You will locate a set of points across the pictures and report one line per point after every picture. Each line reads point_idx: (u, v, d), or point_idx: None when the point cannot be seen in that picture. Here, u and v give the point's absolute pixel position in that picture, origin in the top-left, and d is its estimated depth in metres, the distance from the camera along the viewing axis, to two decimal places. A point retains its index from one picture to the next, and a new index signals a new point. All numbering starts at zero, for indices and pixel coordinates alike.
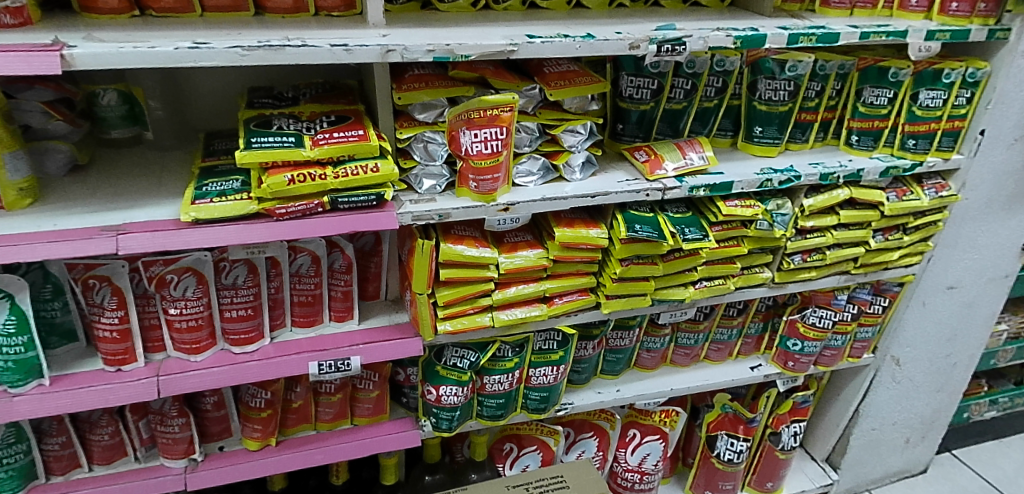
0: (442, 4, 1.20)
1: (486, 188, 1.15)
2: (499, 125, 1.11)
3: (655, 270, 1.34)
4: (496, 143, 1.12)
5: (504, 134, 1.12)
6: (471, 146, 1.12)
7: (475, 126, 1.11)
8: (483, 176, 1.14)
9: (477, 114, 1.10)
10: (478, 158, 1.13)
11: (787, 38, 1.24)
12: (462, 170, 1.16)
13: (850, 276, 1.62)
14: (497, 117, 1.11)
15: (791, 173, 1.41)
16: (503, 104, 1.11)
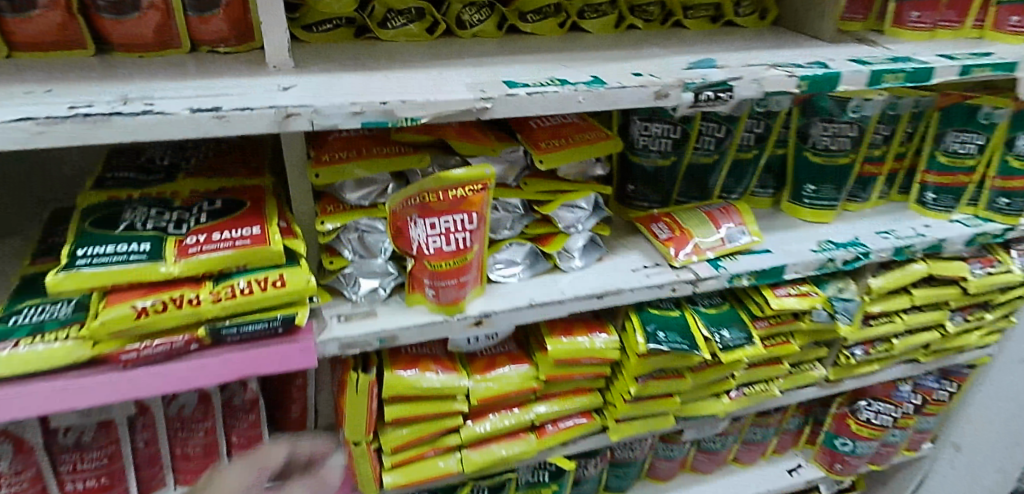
0: (385, 31, 0.85)
1: (449, 297, 0.81)
2: (466, 211, 0.77)
3: (682, 385, 1.01)
4: (462, 235, 0.78)
5: (474, 223, 0.78)
6: (426, 242, 0.77)
7: (430, 213, 0.77)
8: (444, 282, 0.79)
9: (433, 197, 0.76)
10: (436, 258, 0.78)
11: (868, 77, 0.90)
12: (413, 272, 0.82)
13: (917, 364, 1.30)
14: (462, 201, 0.76)
15: (859, 248, 1.07)
16: (470, 181, 0.76)
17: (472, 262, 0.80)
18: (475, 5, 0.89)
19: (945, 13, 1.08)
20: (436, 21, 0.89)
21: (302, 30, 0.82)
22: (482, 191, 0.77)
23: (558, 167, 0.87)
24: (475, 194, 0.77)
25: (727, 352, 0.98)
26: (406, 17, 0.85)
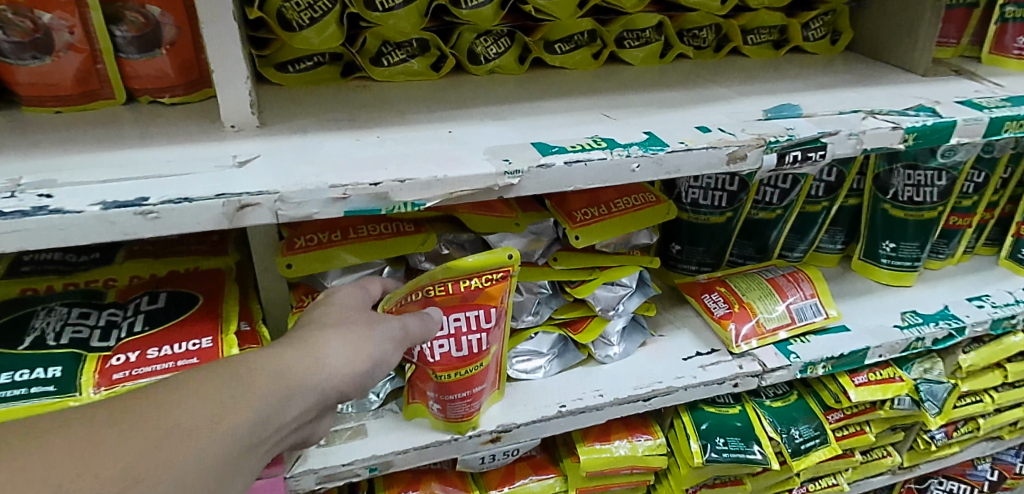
0: (379, 69, 0.69)
1: (460, 414, 0.64)
2: (482, 307, 0.60)
3: (741, 492, 0.84)
4: (477, 336, 0.61)
5: (491, 322, 0.61)
6: (430, 346, 0.61)
7: (436, 310, 0.60)
8: (452, 396, 0.62)
9: (440, 289, 0.59)
10: (443, 366, 0.61)
11: (987, 126, 0.73)
12: (414, 380, 0.64)
13: (1001, 441, 1.12)
14: (477, 293, 0.59)
15: (952, 323, 0.89)
16: (487, 269, 0.59)
17: (490, 368, 0.63)
18: (491, 34, 0.72)
19: None
20: (443, 55, 0.72)
21: (276, 70, 0.66)
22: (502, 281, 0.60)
23: (598, 242, 0.70)
24: (492, 285, 0.59)
25: (798, 457, 0.83)
26: (406, 51, 0.69)
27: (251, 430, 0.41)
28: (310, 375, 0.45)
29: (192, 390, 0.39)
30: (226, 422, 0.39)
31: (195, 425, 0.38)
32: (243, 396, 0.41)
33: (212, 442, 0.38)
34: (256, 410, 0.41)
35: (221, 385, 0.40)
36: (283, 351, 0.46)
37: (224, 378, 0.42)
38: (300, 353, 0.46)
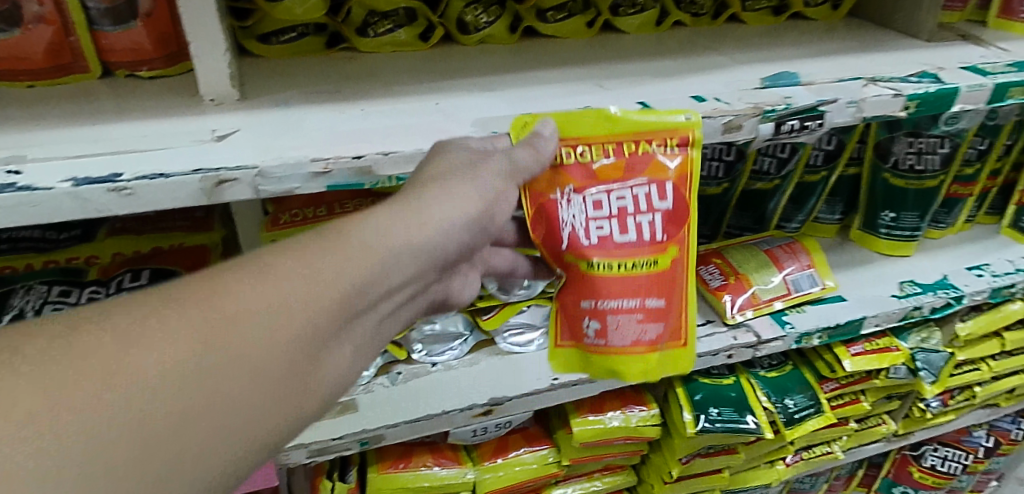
0: (364, 39, 0.67)
1: (626, 331, 0.58)
2: (650, 183, 0.54)
3: (735, 461, 0.85)
4: (649, 220, 0.55)
5: (666, 202, 0.55)
6: (587, 227, 0.55)
7: (595, 187, 0.54)
8: (621, 301, 0.57)
9: (600, 160, 0.54)
10: (605, 258, 0.56)
11: (990, 92, 0.72)
12: (568, 290, 0.59)
13: (997, 408, 1.13)
14: (645, 165, 0.54)
15: (950, 292, 0.89)
16: (664, 132, 0.54)
17: (670, 270, 0.57)
18: (480, 2, 0.70)
19: None
20: (431, 24, 0.70)
21: (258, 42, 0.65)
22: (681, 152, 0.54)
23: None
24: (664, 153, 0.54)
25: (791, 426, 0.83)
26: (392, 21, 0.67)
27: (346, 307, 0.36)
28: (411, 248, 0.40)
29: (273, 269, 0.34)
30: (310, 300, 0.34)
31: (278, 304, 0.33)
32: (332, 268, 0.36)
33: (301, 322, 0.34)
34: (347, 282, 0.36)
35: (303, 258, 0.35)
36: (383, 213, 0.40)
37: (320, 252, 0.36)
38: (397, 217, 0.40)
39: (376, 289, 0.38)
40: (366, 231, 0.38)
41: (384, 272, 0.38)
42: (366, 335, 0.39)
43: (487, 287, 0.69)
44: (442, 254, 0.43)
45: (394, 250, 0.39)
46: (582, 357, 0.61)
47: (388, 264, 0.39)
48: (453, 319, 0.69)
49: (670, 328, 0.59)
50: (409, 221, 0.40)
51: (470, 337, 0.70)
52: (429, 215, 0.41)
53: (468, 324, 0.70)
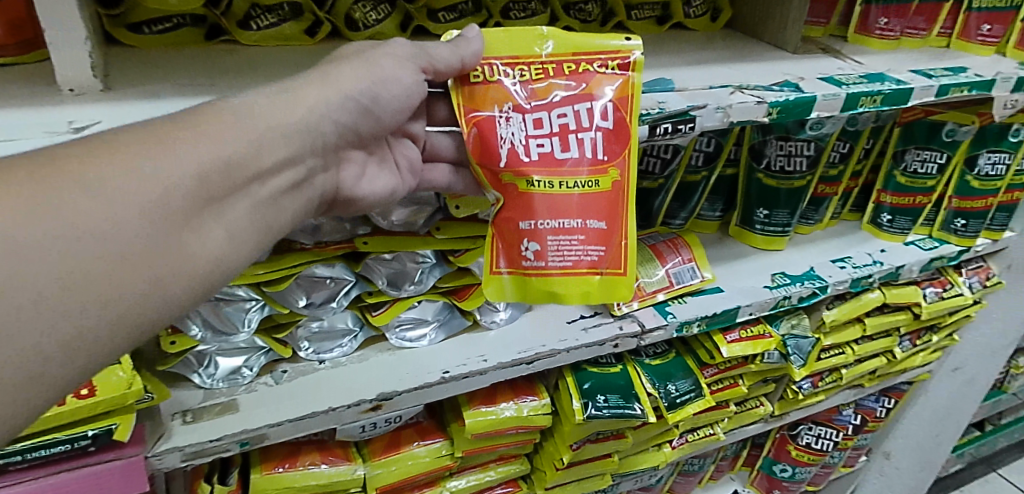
0: (247, 32, 0.67)
1: (565, 252, 0.59)
2: (591, 101, 0.57)
3: (622, 445, 0.90)
4: (589, 138, 0.57)
5: (608, 122, 0.57)
6: (526, 146, 0.57)
7: (537, 108, 0.57)
8: (559, 222, 0.58)
9: (539, 82, 0.57)
10: (544, 177, 0.57)
11: (844, 101, 0.78)
12: (505, 209, 0.59)
13: (862, 389, 1.24)
14: (585, 85, 0.57)
15: (816, 283, 0.97)
16: (604, 53, 0.57)
17: (613, 191, 0.58)
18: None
19: (912, 19, 0.96)
20: (319, 19, 0.69)
21: (129, 31, 0.63)
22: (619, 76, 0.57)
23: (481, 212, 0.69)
24: (603, 74, 0.57)
25: (673, 410, 0.88)
26: (277, 15, 0.66)
27: (210, 181, 0.40)
28: (274, 135, 0.44)
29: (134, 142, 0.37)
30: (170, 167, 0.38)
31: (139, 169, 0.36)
32: (193, 144, 0.40)
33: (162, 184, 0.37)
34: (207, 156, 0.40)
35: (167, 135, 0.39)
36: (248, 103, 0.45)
37: (184, 131, 0.40)
38: (257, 108, 0.45)
39: (243, 167, 0.42)
40: (225, 117, 0.43)
41: (251, 153, 0.43)
42: (240, 218, 0.42)
43: (375, 282, 0.69)
44: (309, 143, 0.48)
45: (255, 134, 0.43)
46: (521, 283, 0.62)
47: (255, 145, 0.43)
48: (341, 316, 0.70)
49: (611, 252, 0.60)
50: (270, 111, 0.45)
51: (361, 333, 0.72)
52: (289, 107, 0.46)
53: (357, 320, 0.71)
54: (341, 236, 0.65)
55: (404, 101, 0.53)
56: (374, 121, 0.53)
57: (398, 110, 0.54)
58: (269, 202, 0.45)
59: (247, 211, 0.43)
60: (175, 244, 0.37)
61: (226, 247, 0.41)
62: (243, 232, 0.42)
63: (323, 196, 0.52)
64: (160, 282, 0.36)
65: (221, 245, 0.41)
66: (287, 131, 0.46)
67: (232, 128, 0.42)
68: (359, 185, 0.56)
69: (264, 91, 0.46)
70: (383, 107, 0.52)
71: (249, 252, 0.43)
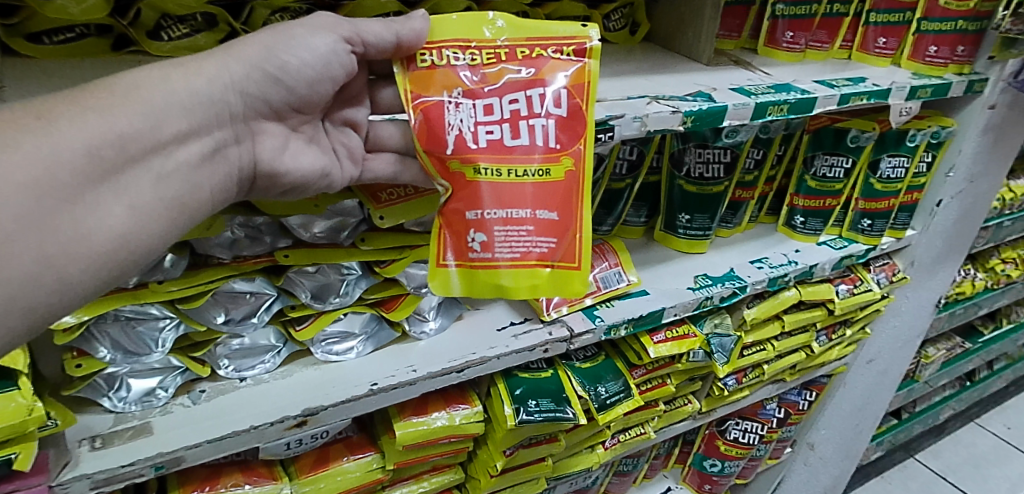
0: (157, 43, 0.64)
1: (513, 244, 0.60)
2: (544, 86, 0.58)
3: (556, 448, 0.91)
4: (541, 126, 0.58)
5: (561, 109, 0.58)
6: (475, 132, 0.57)
7: (487, 93, 0.57)
8: (507, 212, 0.59)
9: (491, 66, 0.58)
10: (492, 164, 0.58)
11: (753, 110, 0.82)
12: (454, 196, 0.60)
13: (784, 383, 1.30)
14: (537, 71, 0.58)
15: (736, 283, 1.01)
16: (560, 38, 0.58)
17: (565, 180, 0.59)
18: (287, 11, 0.68)
19: (816, 33, 1.03)
20: (234, 30, 0.67)
21: (28, 42, 0.61)
22: (576, 60, 0.58)
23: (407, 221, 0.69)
24: (559, 57, 0.58)
25: (604, 411, 0.90)
26: (189, 25, 0.64)
27: (102, 156, 0.42)
28: (172, 110, 0.46)
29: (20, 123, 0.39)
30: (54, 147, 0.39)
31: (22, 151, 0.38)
32: (82, 121, 0.41)
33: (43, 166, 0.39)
34: (97, 134, 0.41)
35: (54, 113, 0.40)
36: (148, 74, 0.46)
37: (75, 107, 0.41)
38: (155, 79, 0.46)
39: (139, 140, 0.44)
40: (120, 90, 0.44)
41: (148, 127, 0.44)
42: (143, 192, 0.45)
43: (299, 296, 0.68)
44: (214, 114, 0.49)
45: (152, 104, 0.45)
46: (468, 275, 0.62)
47: (151, 118, 0.45)
48: (263, 333, 0.68)
49: (562, 244, 0.61)
50: (169, 82, 0.46)
51: (285, 349, 0.71)
52: (189, 77, 0.47)
53: (280, 336, 0.70)
54: (261, 249, 0.64)
55: (319, 70, 0.53)
56: (286, 91, 0.53)
57: (313, 79, 0.53)
58: (176, 174, 0.47)
59: (150, 185, 0.45)
60: (66, 222, 0.40)
61: (129, 221, 0.44)
62: (147, 207, 0.45)
63: (241, 171, 0.53)
64: (49, 260, 0.39)
65: (123, 220, 0.43)
66: (188, 103, 0.47)
67: (126, 102, 0.44)
68: (281, 157, 0.56)
69: (164, 62, 0.47)
70: (294, 76, 0.52)
71: (158, 224, 0.46)
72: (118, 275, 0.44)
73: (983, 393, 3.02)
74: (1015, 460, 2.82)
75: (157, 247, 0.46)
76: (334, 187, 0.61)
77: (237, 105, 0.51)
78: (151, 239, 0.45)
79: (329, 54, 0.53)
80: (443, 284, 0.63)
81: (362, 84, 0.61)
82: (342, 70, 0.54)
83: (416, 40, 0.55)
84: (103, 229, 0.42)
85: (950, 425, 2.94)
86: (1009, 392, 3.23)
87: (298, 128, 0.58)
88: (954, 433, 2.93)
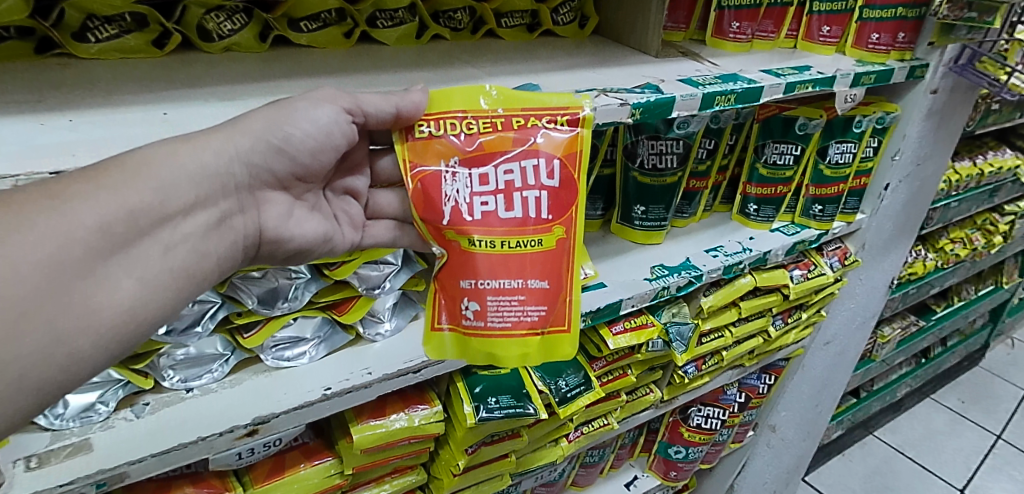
0: (85, 45, 0.62)
1: (504, 313, 0.65)
2: (537, 160, 0.63)
3: (518, 444, 0.91)
4: (533, 197, 0.64)
5: (552, 181, 0.64)
6: (470, 203, 0.63)
7: (482, 164, 0.63)
8: (500, 282, 0.64)
9: (487, 135, 0.63)
10: (485, 236, 0.63)
11: (701, 101, 0.80)
12: (450, 262, 0.65)
13: (743, 369, 1.33)
14: (531, 142, 0.64)
15: (692, 272, 1.02)
16: (553, 110, 0.65)
17: (555, 248, 0.65)
18: (223, 10, 0.66)
19: (761, 23, 1.04)
20: (167, 30, 0.66)
21: None
22: (569, 130, 0.64)
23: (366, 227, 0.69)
24: (552, 127, 0.64)
25: (565, 404, 0.90)
26: (118, 26, 0.62)
27: (113, 232, 0.45)
28: (178, 186, 0.49)
29: (40, 203, 0.42)
30: (69, 226, 0.42)
31: (40, 230, 0.41)
32: (97, 201, 0.44)
33: (60, 244, 0.42)
34: (111, 213, 0.45)
35: (71, 192, 0.44)
36: (159, 150, 0.49)
37: (92, 186, 0.45)
38: (165, 155, 0.49)
39: (148, 214, 0.47)
40: (132, 166, 0.47)
41: (157, 201, 0.48)
42: (153, 263, 0.47)
43: (244, 302, 0.66)
44: (220, 185, 0.53)
45: (161, 181, 0.48)
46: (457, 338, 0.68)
47: (160, 193, 0.48)
48: (209, 341, 0.67)
49: (552, 312, 0.66)
50: (176, 156, 0.50)
51: (233, 357, 0.69)
52: (196, 152, 0.51)
53: (228, 344, 0.68)
54: None
55: (320, 139, 0.58)
56: (290, 160, 0.58)
57: (315, 149, 0.58)
58: (183, 245, 0.50)
59: (159, 256, 0.48)
60: (78, 296, 0.43)
61: (138, 292, 0.46)
62: (157, 277, 0.48)
63: (247, 238, 0.57)
64: (61, 332, 0.42)
65: (133, 291, 0.46)
66: (195, 177, 0.50)
67: (137, 179, 0.47)
68: (286, 224, 0.60)
69: (174, 138, 0.51)
70: (297, 146, 0.57)
71: (165, 295, 0.49)
72: (122, 345, 0.46)
73: (937, 369, 3.13)
74: (968, 432, 2.94)
75: (165, 316, 0.49)
76: (335, 251, 0.66)
77: (241, 175, 0.55)
78: (159, 309, 0.48)
79: (331, 124, 0.58)
80: (436, 349, 0.69)
81: (363, 152, 0.67)
82: (343, 138, 0.59)
83: (416, 111, 0.62)
84: (115, 303, 0.45)
85: (907, 402, 3.05)
86: (962, 367, 3.35)
87: (301, 197, 0.62)
88: (911, 409, 3.05)
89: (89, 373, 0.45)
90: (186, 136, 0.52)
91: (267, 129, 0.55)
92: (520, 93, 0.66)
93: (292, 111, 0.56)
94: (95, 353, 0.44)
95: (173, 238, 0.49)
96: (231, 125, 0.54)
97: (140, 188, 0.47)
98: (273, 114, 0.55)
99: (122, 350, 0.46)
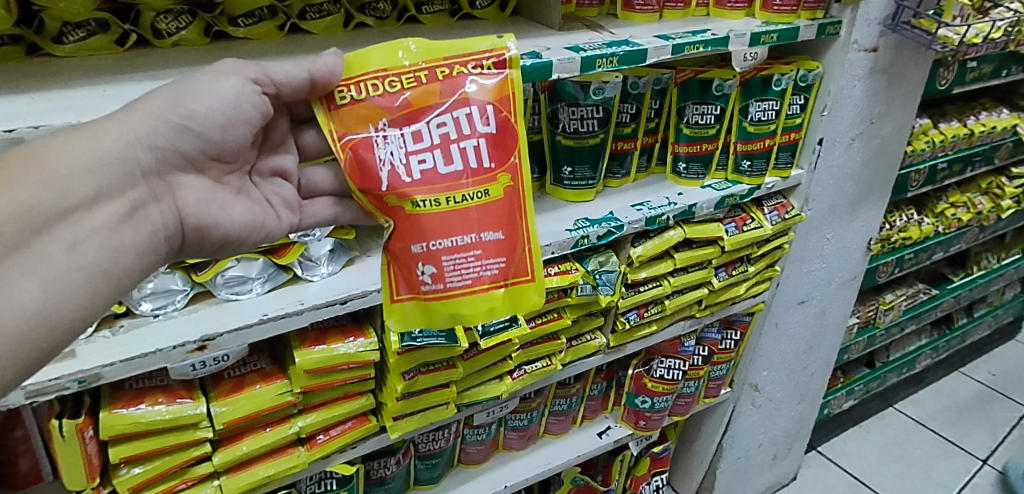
0: (61, 46, 0.79)
1: (463, 271, 0.70)
2: (468, 109, 0.70)
3: (456, 375, 1.05)
4: (472, 147, 0.70)
5: (489, 127, 0.71)
6: (408, 165, 0.69)
7: (415, 120, 0.70)
8: (452, 240, 0.70)
9: (413, 90, 0.70)
10: (427, 195, 0.69)
11: (582, 64, 0.92)
12: (398, 228, 0.71)
13: (695, 320, 1.43)
14: (460, 92, 0.71)
15: (611, 223, 1.13)
16: (478, 55, 0.72)
17: (503, 196, 0.72)
18: (171, 12, 0.84)
19: None
20: (126, 32, 0.83)
21: None
22: (496, 73, 0.72)
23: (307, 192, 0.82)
24: (478, 73, 0.71)
25: (489, 337, 1.03)
26: (86, 30, 0.79)
27: (12, 228, 0.50)
28: (73, 181, 0.56)
29: None
30: None
31: None
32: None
33: None
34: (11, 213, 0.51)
35: None
36: (49, 147, 0.56)
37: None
38: (52, 153, 0.55)
39: (46, 211, 0.53)
40: (27, 165, 0.53)
41: (54, 198, 0.54)
42: (60, 260, 0.54)
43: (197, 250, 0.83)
44: (122, 174, 0.60)
45: (53, 179, 0.54)
46: (419, 305, 0.73)
47: (58, 188, 0.54)
48: (171, 278, 0.84)
49: (511, 263, 0.72)
50: (68, 151, 0.57)
51: (192, 292, 0.86)
52: (86, 147, 0.58)
53: (186, 281, 0.85)
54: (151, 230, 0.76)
55: (229, 112, 0.66)
56: (197, 138, 0.66)
57: (224, 123, 0.66)
58: (89, 238, 0.56)
59: (65, 252, 0.54)
60: None
61: (46, 290, 0.52)
62: (68, 268, 0.54)
63: (163, 223, 0.66)
64: None
65: (39, 289, 0.52)
66: (90, 171, 0.58)
67: (30, 178, 0.53)
68: (215, 210, 0.71)
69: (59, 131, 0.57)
70: (201, 121, 0.65)
71: (76, 289, 0.55)
72: (39, 344, 0.52)
73: (965, 342, 3.07)
74: (996, 405, 2.88)
75: (82, 309, 0.56)
76: (270, 234, 0.78)
77: (148, 159, 0.63)
78: (70, 305, 0.54)
79: (238, 96, 0.66)
80: (399, 321, 0.75)
81: (283, 130, 0.77)
82: (252, 109, 0.68)
83: (330, 76, 0.69)
84: (28, 298, 0.51)
85: (929, 375, 3.02)
86: (993, 341, 3.28)
87: (220, 180, 0.72)
88: (935, 383, 3.01)
89: (21, 362, 0.51)
90: (74, 128, 0.59)
91: (169, 108, 0.63)
92: (443, 43, 0.72)
93: (196, 87, 0.64)
94: (22, 343, 0.51)
95: (76, 233, 0.55)
96: (118, 116, 0.61)
97: (34, 187, 0.53)
98: (174, 94, 0.64)
99: (45, 346, 0.53)
